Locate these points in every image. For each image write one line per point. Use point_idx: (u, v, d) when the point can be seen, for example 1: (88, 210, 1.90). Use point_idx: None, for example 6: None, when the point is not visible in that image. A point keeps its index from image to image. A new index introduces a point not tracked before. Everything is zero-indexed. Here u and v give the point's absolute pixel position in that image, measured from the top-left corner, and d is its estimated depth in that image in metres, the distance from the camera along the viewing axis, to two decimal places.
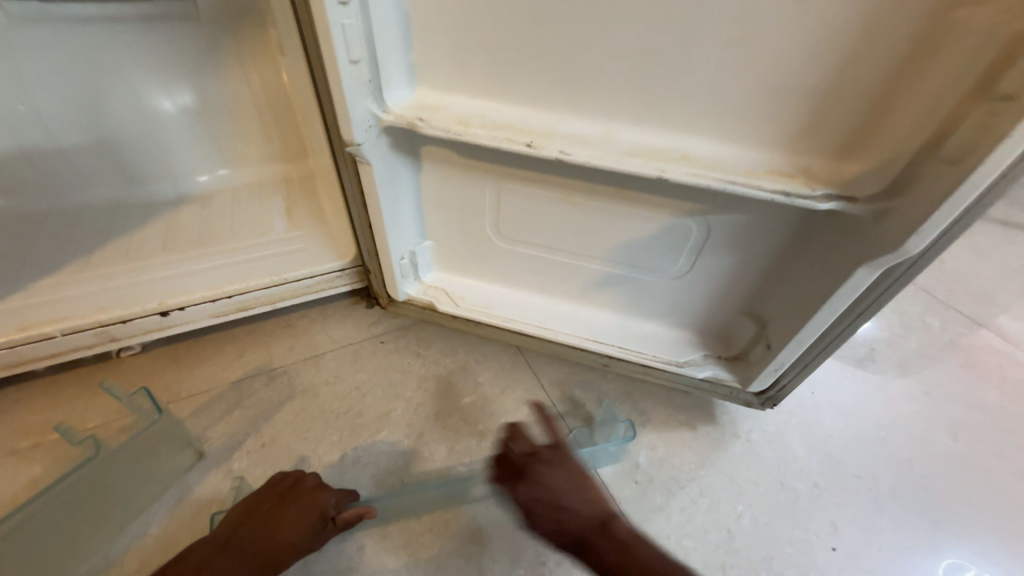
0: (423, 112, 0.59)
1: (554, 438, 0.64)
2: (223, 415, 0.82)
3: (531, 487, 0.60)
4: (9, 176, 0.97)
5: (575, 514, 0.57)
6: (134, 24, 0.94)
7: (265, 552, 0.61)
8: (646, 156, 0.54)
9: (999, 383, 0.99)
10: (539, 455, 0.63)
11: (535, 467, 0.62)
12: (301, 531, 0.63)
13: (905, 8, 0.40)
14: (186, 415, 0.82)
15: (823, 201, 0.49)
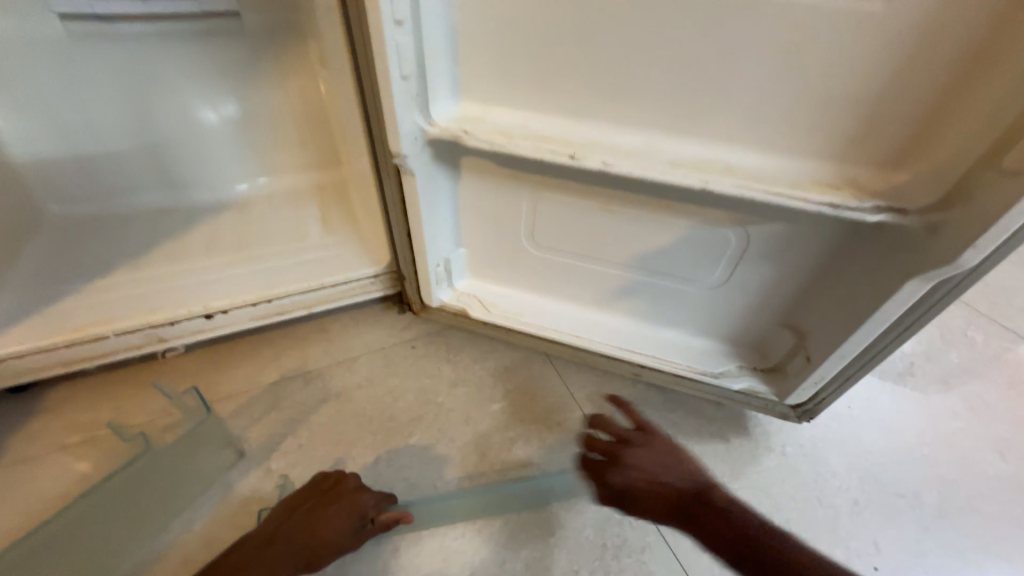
0: (467, 125, 0.60)
1: (637, 421, 0.67)
2: (262, 415, 0.85)
3: (628, 471, 0.63)
4: (67, 185, 1.02)
5: (676, 489, 0.59)
6: (183, 40, 1.00)
7: (306, 551, 0.63)
8: (689, 166, 0.54)
9: None
10: (629, 440, 0.66)
11: (629, 453, 0.64)
12: (341, 530, 0.65)
13: (964, 19, 0.40)
14: (226, 415, 0.85)
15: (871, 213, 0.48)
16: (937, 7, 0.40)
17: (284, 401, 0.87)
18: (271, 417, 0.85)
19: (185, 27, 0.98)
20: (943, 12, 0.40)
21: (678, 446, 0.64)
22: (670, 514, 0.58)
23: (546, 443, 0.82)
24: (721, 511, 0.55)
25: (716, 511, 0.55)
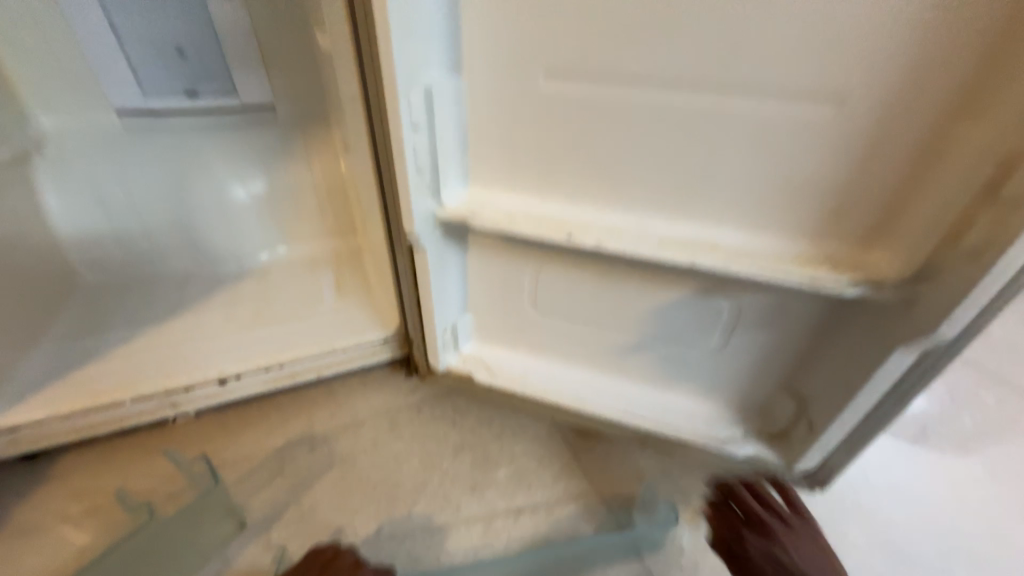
0: (474, 208, 0.67)
1: (799, 511, 0.69)
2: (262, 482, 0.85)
3: (777, 546, 0.65)
4: (102, 255, 1.10)
5: None
6: (222, 129, 1.12)
7: None
8: (676, 244, 0.59)
9: None
10: (787, 523, 0.68)
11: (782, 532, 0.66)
12: None
13: (910, 123, 0.46)
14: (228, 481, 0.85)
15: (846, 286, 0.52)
16: (884, 114, 0.46)
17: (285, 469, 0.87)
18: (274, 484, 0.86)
19: (225, 119, 1.11)
20: (889, 118, 0.47)
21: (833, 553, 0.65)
22: None
23: (552, 513, 0.80)
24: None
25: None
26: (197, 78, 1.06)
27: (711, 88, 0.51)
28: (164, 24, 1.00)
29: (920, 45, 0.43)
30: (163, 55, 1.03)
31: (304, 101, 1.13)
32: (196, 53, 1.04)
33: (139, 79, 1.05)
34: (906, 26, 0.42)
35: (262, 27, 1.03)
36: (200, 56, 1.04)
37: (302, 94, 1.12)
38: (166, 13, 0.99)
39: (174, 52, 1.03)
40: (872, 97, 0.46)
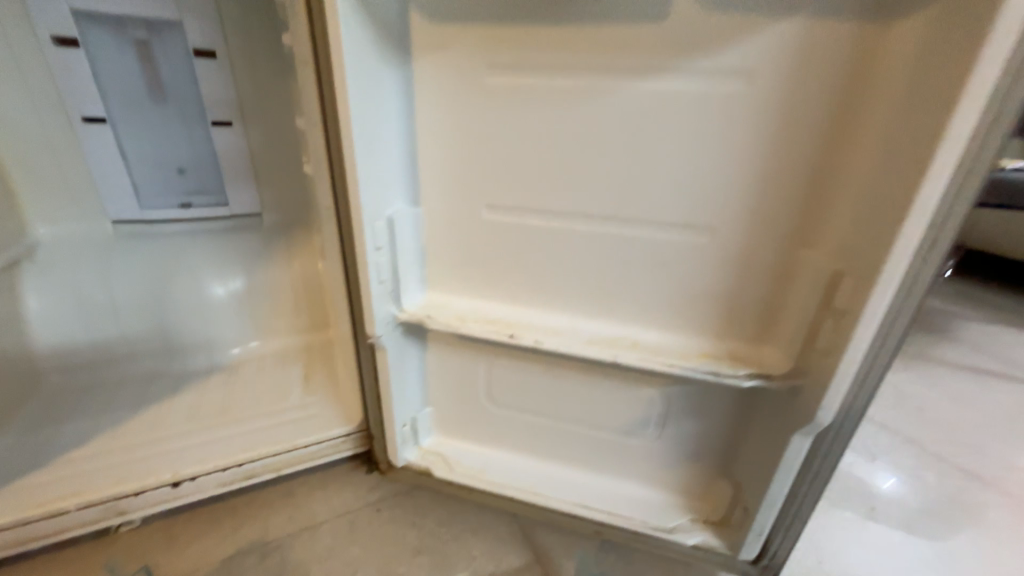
0: (430, 310, 0.76)
1: None
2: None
3: None
4: (73, 356, 1.12)
5: None
6: (209, 234, 1.22)
7: None
8: (604, 341, 0.69)
9: (1013, 546, 0.96)
10: None
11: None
12: None
13: (766, 249, 0.60)
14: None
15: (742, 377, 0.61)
16: (745, 242, 0.60)
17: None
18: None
19: (213, 226, 1.22)
20: (750, 245, 0.60)
21: None
22: None
23: None
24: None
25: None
26: (193, 191, 1.20)
27: (617, 220, 0.64)
28: (170, 149, 1.15)
29: (758, 197, 0.58)
30: (165, 175, 1.17)
31: (288, 212, 1.26)
32: (196, 171, 1.18)
33: (139, 191, 1.17)
34: (745, 184, 0.58)
35: (259, 154, 1.20)
36: (199, 173, 1.19)
37: (287, 206, 1.26)
38: (173, 141, 1.15)
39: (175, 171, 1.17)
40: (734, 231, 0.60)
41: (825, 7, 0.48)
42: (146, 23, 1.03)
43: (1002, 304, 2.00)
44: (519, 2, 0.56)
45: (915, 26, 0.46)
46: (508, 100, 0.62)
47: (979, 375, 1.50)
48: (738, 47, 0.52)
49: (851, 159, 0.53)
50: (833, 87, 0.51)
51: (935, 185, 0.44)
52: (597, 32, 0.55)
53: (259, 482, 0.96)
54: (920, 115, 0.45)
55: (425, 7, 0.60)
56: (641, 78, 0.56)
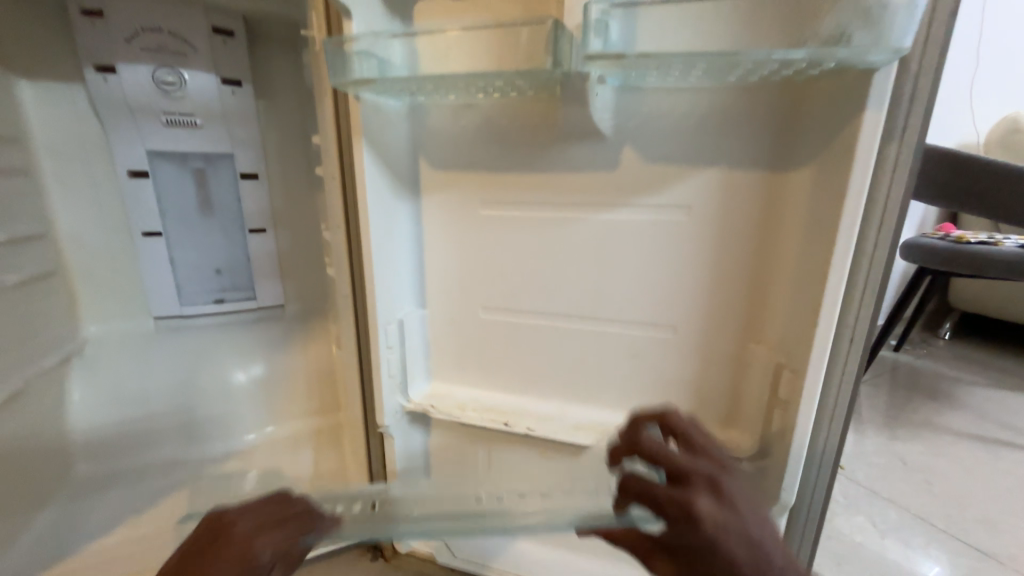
0: (433, 400, 0.84)
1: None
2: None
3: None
4: (105, 447, 1.18)
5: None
6: (237, 325, 1.35)
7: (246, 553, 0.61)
8: (590, 426, 0.76)
9: None
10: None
11: (708, 502, 0.49)
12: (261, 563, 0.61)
13: (721, 344, 0.70)
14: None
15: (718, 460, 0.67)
16: (702, 338, 0.70)
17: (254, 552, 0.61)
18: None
19: (242, 318, 1.35)
20: (707, 340, 0.70)
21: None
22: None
23: None
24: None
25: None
26: (227, 288, 1.33)
27: (594, 320, 0.75)
28: (211, 253, 1.30)
29: (709, 301, 0.69)
30: (203, 274, 1.31)
31: (305, 304, 1.40)
32: (232, 271, 1.33)
33: (180, 290, 1.29)
34: (696, 291, 0.69)
35: (287, 254, 1.37)
36: (234, 273, 1.33)
37: (306, 298, 1.40)
38: (214, 246, 1.30)
39: (213, 271, 1.31)
40: (692, 329, 0.70)
41: (734, 163, 0.63)
42: (203, 155, 1.23)
43: (1005, 365, 2.00)
44: (505, 155, 0.73)
45: (802, 176, 0.60)
46: (499, 226, 0.77)
47: (986, 444, 1.49)
48: (674, 190, 0.66)
49: (775, 270, 0.65)
50: (753, 218, 0.64)
51: (833, 298, 0.55)
52: (567, 176, 0.71)
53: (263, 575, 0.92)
54: (816, 242, 0.58)
55: (432, 160, 0.77)
56: (602, 211, 0.70)
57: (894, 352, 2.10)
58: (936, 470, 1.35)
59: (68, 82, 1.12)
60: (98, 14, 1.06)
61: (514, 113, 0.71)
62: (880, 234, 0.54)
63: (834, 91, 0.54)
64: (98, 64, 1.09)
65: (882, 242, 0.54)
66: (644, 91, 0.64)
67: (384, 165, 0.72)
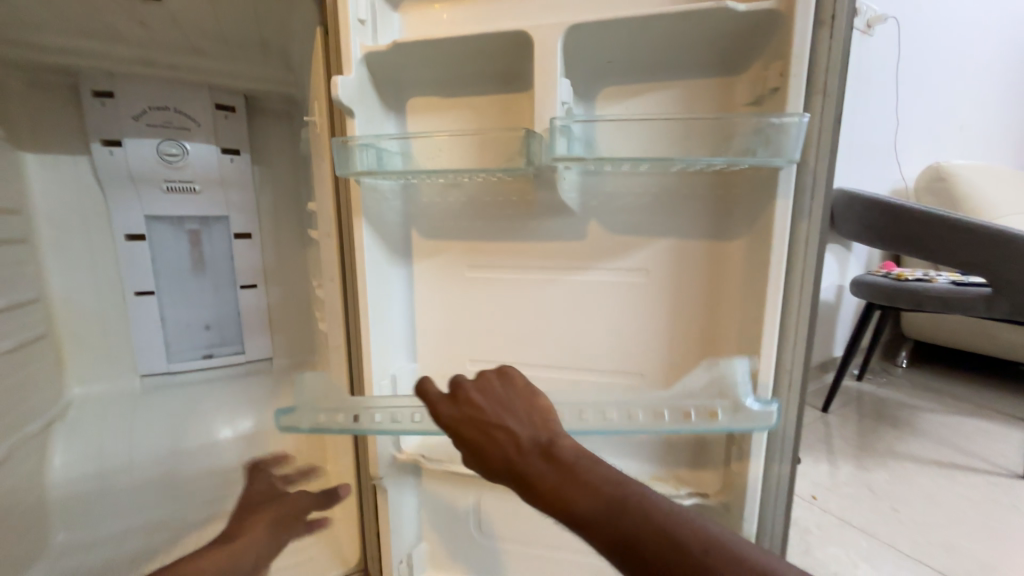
0: (425, 449, 0.89)
1: (562, 483, 0.49)
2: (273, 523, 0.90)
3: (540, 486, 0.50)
4: (81, 509, 1.09)
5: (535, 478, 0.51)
6: (225, 379, 1.38)
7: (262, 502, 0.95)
8: (732, 379, 0.66)
9: None
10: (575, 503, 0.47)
11: (480, 396, 0.60)
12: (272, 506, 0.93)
13: None
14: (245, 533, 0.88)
15: (769, 411, 0.63)
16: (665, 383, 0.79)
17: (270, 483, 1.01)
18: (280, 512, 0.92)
19: (230, 372, 1.40)
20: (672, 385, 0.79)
21: (537, 465, 0.51)
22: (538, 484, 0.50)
23: None
24: (586, 475, 0.49)
25: (575, 475, 0.49)
26: (215, 344, 1.38)
27: (572, 369, 0.84)
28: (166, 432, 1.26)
29: (670, 350, 0.78)
30: (192, 331, 1.35)
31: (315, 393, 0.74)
32: (220, 327, 1.38)
33: (168, 349, 1.34)
34: (658, 342, 0.79)
35: (277, 308, 1.42)
36: (222, 327, 1.38)
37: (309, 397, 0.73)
38: (204, 304, 1.35)
39: (202, 328, 1.36)
40: (658, 376, 0.80)
41: (682, 235, 0.74)
42: (199, 218, 1.30)
43: (957, 391, 2.14)
44: (486, 225, 0.83)
45: (739, 245, 0.71)
46: (483, 287, 0.85)
47: (944, 467, 1.56)
48: (635, 256, 0.77)
49: (725, 324, 0.75)
50: (700, 280, 0.75)
51: (768, 348, 0.66)
52: (542, 245, 0.81)
53: None
54: (752, 298, 0.68)
55: (423, 230, 0.86)
56: (573, 274, 0.80)
57: (857, 382, 2.23)
58: (899, 494, 1.43)
59: (75, 154, 1.19)
60: (108, 95, 1.15)
61: (494, 191, 0.81)
62: (802, 294, 0.64)
63: (754, 180, 0.66)
64: (104, 139, 1.17)
65: (805, 300, 0.64)
66: (602, 175, 0.76)
67: (379, 236, 0.81)
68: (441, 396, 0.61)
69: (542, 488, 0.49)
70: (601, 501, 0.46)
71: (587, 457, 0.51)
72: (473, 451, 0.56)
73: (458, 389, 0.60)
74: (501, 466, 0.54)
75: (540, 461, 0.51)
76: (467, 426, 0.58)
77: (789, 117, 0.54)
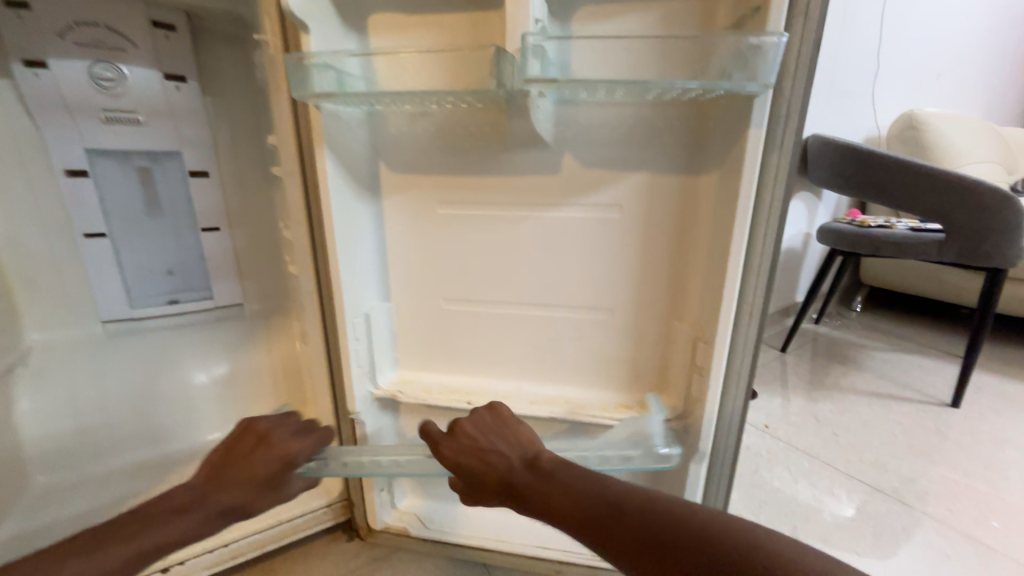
0: (400, 385, 0.91)
1: (549, 491, 0.55)
2: (262, 478, 0.65)
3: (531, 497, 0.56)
4: (63, 454, 1.13)
5: (525, 491, 0.57)
6: (196, 325, 1.33)
7: (277, 446, 0.69)
8: (650, 430, 0.73)
9: (913, 542, 1.11)
10: (562, 505, 0.53)
11: (471, 425, 0.67)
12: (277, 458, 0.68)
13: (652, 322, 0.82)
14: (225, 488, 0.63)
15: (674, 454, 0.69)
16: (634, 317, 0.82)
17: (282, 432, 0.72)
18: (274, 464, 0.67)
19: (200, 317, 1.32)
20: (639, 320, 0.82)
21: (527, 478, 0.58)
22: (530, 496, 0.56)
23: None
24: (569, 479, 0.55)
25: (560, 481, 0.56)
26: (180, 289, 1.30)
27: (545, 306, 0.85)
28: (139, 380, 1.25)
29: (642, 284, 0.80)
30: (154, 275, 1.27)
31: None
32: (185, 272, 1.30)
33: (130, 293, 1.25)
34: (628, 278, 0.80)
35: (244, 253, 1.35)
36: (188, 273, 1.30)
37: None
38: (165, 248, 1.27)
39: (164, 273, 1.28)
40: (627, 310, 0.82)
41: (656, 170, 0.74)
42: (148, 154, 1.20)
43: (903, 332, 2.31)
44: (457, 160, 0.80)
45: (710, 180, 0.71)
46: (455, 225, 0.84)
47: (883, 398, 1.71)
48: (610, 191, 0.76)
49: (694, 260, 0.76)
50: (672, 216, 0.76)
51: (733, 279, 0.67)
52: (514, 180, 0.79)
53: (259, 555, 0.95)
54: (721, 231, 0.69)
55: (392, 164, 0.82)
56: (546, 211, 0.80)
57: (814, 325, 2.36)
58: (841, 422, 1.57)
59: None
60: (24, 6, 1.01)
61: (466, 122, 0.78)
62: (770, 226, 0.65)
63: (730, 109, 0.65)
64: (27, 60, 1.04)
65: (772, 232, 0.65)
66: (578, 105, 0.73)
67: (345, 169, 0.77)
68: (440, 433, 0.67)
69: (535, 498, 0.56)
70: (583, 499, 0.52)
71: (568, 466, 0.58)
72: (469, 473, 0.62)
73: (453, 425, 0.67)
74: (498, 485, 0.60)
75: (529, 475, 0.58)
76: (465, 456, 0.64)
77: (768, 37, 0.52)
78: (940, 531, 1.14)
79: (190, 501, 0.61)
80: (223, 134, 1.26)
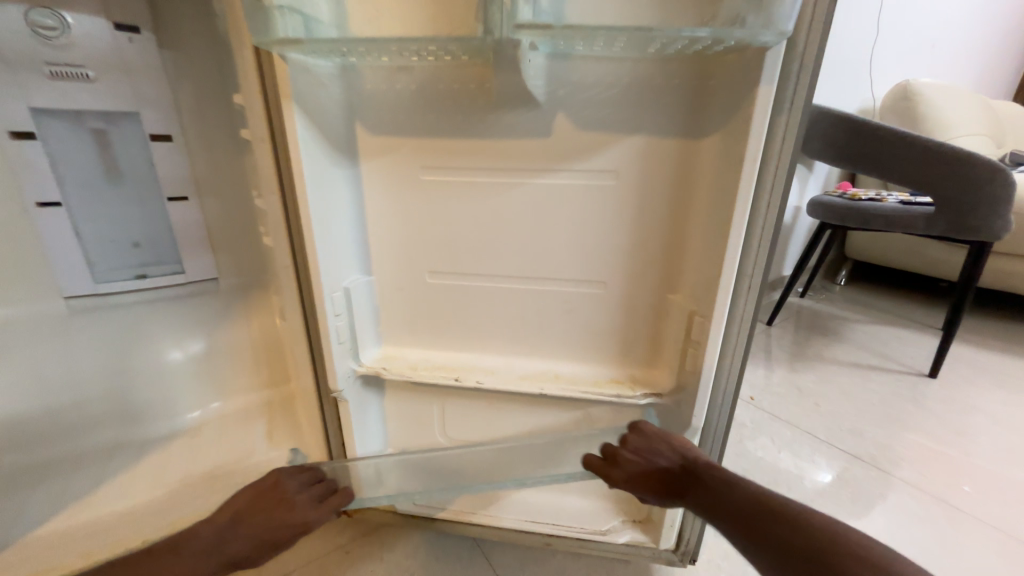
0: (385, 362, 0.87)
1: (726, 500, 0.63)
2: (270, 542, 0.68)
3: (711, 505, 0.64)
4: (32, 437, 1.06)
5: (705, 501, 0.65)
6: (169, 300, 1.25)
7: (294, 513, 0.71)
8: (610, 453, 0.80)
9: (888, 506, 1.15)
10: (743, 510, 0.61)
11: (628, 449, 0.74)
12: (292, 525, 0.70)
13: (644, 295, 0.79)
14: (239, 542, 0.67)
15: None
16: (627, 289, 0.79)
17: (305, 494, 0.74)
18: (289, 531, 0.70)
19: (170, 292, 1.25)
20: (631, 292, 0.79)
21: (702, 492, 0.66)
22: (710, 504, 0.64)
23: None
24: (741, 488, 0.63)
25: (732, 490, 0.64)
26: (148, 263, 1.22)
27: (536, 279, 0.82)
28: (110, 358, 1.17)
29: (638, 255, 0.77)
30: (119, 248, 1.18)
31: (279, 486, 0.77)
32: (153, 244, 1.22)
33: (92, 266, 1.15)
34: (622, 249, 0.77)
35: (215, 224, 1.27)
36: (156, 245, 1.22)
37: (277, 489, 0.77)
38: (129, 219, 1.18)
39: (130, 245, 1.19)
40: (620, 283, 0.79)
41: (655, 132, 0.69)
42: (103, 114, 1.09)
43: (883, 305, 2.35)
44: (441, 120, 0.73)
45: (712, 143, 0.66)
46: (438, 193, 0.78)
47: (863, 369, 1.75)
48: (605, 155, 0.71)
49: (691, 230, 0.73)
50: (670, 182, 0.71)
51: (733, 251, 0.64)
52: (503, 142, 0.73)
53: None
54: (721, 199, 0.65)
55: (369, 125, 0.76)
56: (537, 177, 0.74)
57: (799, 298, 2.38)
58: (823, 392, 1.60)
59: None
60: None
61: (450, 77, 0.71)
62: (775, 193, 0.61)
63: (737, 66, 0.60)
64: None
65: (777, 200, 0.62)
66: (573, 59, 0.67)
67: (317, 129, 0.70)
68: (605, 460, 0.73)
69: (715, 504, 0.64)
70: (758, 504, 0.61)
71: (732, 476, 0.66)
72: (639, 484, 0.71)
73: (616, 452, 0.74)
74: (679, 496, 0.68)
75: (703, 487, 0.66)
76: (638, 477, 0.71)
77: None
78: (916, 496, 1.18)
79: (209, 546, 0.66)
80: (185, 94, 1.15)
